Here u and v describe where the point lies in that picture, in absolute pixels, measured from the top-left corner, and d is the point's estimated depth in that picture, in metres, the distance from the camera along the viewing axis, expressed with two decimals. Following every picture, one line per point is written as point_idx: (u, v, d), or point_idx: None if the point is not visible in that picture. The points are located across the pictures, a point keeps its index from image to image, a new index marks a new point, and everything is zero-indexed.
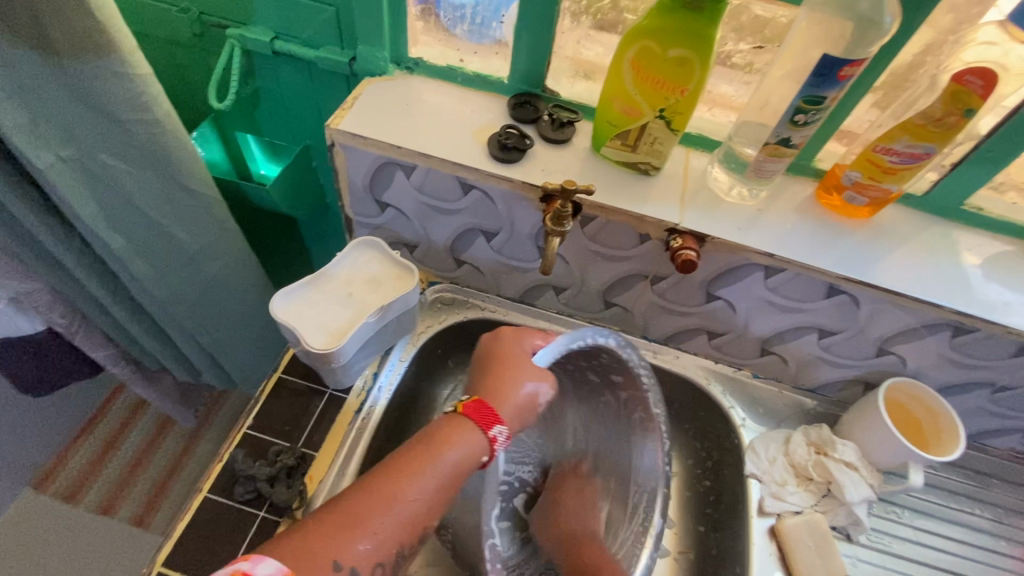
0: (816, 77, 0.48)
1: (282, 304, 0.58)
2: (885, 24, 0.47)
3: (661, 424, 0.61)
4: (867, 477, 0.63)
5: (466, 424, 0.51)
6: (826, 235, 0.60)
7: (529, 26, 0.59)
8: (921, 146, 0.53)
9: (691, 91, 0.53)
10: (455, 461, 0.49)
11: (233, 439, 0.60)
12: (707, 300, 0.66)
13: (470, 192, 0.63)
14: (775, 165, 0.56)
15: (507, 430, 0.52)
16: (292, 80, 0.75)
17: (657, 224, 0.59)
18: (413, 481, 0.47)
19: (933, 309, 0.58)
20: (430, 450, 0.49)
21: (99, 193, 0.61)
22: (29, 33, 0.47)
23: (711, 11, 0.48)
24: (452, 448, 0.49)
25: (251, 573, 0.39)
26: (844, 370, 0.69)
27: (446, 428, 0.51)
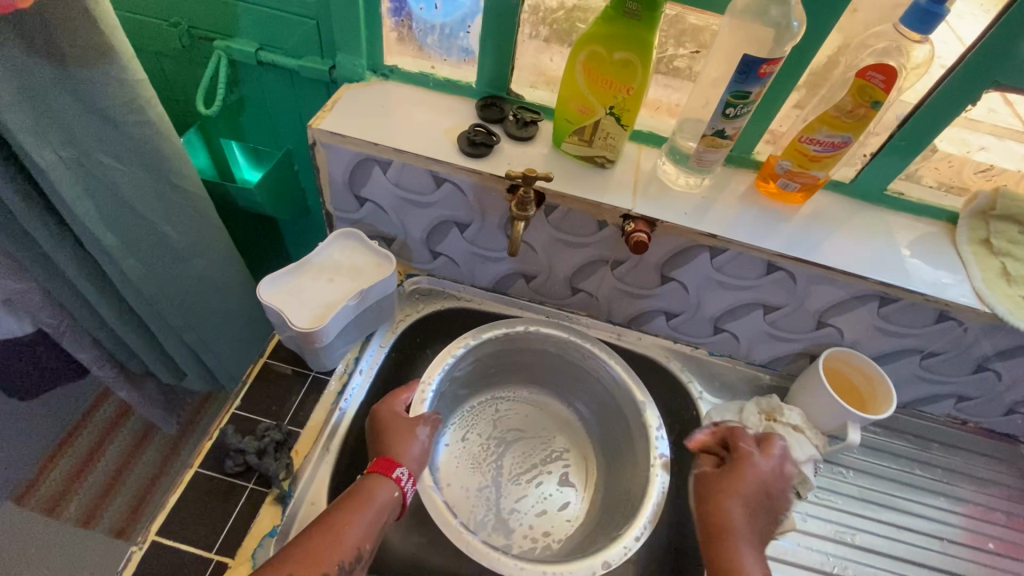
0: (740, 74, 0.55)
1: (268, 289, 0.63)
2: (794, 28, 0.54)
3: (593, 346, 0.77)
4: (812, 438, 0.69)
5: (377, 473, 0.57)
6: (763, 219, 0.67)
7: (491, 34, 0.66)
8: (838, 135, 0.60)
9: (636, 90, 0.59)
10: (381, 502, 0.55)
11: (223, 418, 0.64)
12: (662, 282, 0.73)
13: (443, 185, 0.68)
14: (714, 155, 0.63)
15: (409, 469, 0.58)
16: (275, 88, 0.80)
17: (613, 210, 0.65)
18: (344, 524, 0.52)
19: (859, 280, 0.65)
20: (355, 498, 0.54)
21: (95, 192, 0.65)
22: (41, 42, 0.52)
23: (648, 19, 0.54)
24: (374, 493, 0.55)
25: None
26: (790, 344, 0.75)
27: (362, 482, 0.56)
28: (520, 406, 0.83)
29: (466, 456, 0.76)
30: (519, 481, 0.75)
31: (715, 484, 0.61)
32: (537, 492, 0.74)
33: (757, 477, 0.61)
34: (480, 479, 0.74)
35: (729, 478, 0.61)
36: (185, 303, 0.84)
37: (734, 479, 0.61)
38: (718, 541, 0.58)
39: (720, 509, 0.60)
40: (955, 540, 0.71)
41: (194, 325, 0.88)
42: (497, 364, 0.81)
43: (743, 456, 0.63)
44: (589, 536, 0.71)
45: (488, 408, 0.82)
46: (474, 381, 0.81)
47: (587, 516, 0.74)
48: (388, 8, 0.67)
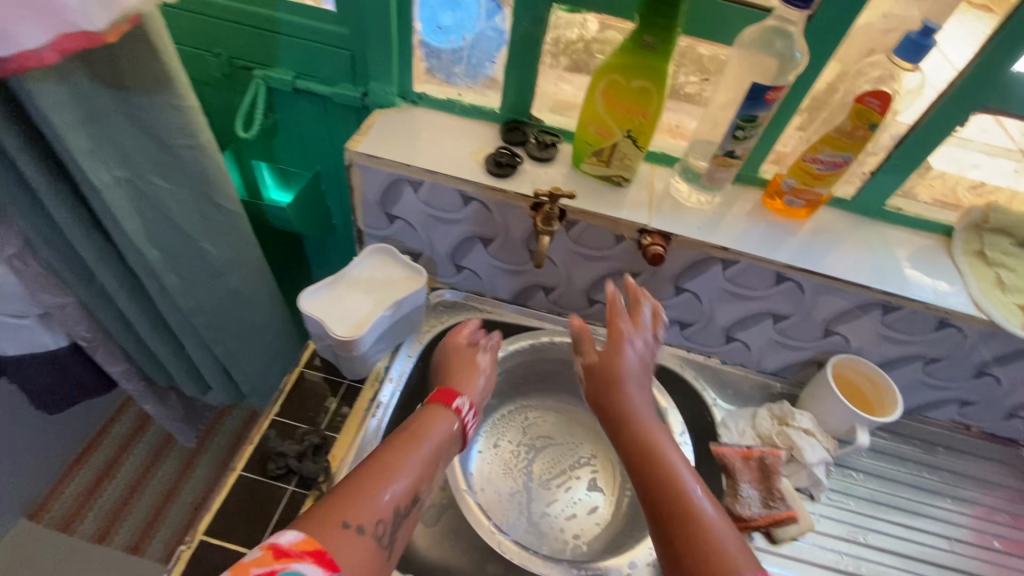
0: (749, 100, 0.60)
1: (308, 301, 0.67)
2: (796, 59, 0.59)
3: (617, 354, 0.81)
4: (823, 441, 0.72)
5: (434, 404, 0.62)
6: (771, 232, 0.72)
7: (515, 64, 0.71)
8: (840, 155, 0.65)
9: (652, 114, 0.64)
10: (436, 434, 0.58)
11: (263, 423, 0.67)
12: (676, 293, 0.77)
13: (470, 203, 0.73)
14: (725, 173, 0.68)
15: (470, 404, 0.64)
16: (308, 114, 0.85)
17: (630, 225, 0.70)
18: (402, 457, 0.54)
19: (863, 290, 0.69)
20: (416, 431, 0.58)
21: (144, 209, 0.70)
22: (105, 73, 0.57)
23: (663, 51, 0.59)
24: (434, 425, 0.59)
25: (278, 542, 0.44)
26: (799, 352, 0.79)
27: (425, 414, 0.60)
28: (547, 415, 0.88)
29: (499, 461, 0.82)
30: (548, 486, 0.80)
31: (621, 407, 0.60)
32: (562, 499, 0.79)
33: (636, 360, 0.63)
34: (512, 485, 0.79)
35: (621, 396, 0.61)
36: (217, 316, 0.88)
37: (630, 390, 0.61)
38: (654, 463, 0.56)
39: (648, 434, 0.59)
40: (962, 539, 0.73)
41: (223, 337, 0.91)
42: (525, 375, 0.86)
43: (608, 369, 0.62)
44: (614, 538, 0.76)
45: (515, 416, 0.87)
46: (505, 390, 0.86)
47: (613, 517, 0.78)
48: (421, 40, 0.73)
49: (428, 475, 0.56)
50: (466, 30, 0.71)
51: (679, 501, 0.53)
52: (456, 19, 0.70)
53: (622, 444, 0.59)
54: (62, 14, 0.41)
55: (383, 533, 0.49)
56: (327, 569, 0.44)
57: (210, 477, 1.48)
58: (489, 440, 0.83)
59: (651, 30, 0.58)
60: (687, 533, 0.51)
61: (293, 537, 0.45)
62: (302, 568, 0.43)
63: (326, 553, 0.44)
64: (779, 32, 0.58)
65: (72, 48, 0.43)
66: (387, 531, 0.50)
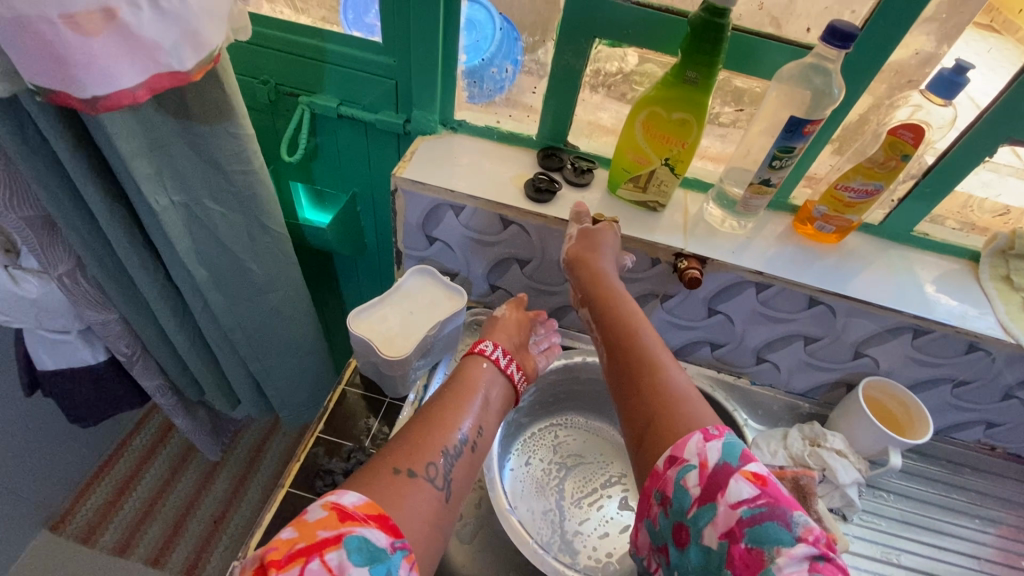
0: (787, 132, 0.62)
1: (355, 321, 0.70)
2: (834, 94, 0.61)
3: None
4: (855, 462, 0.73)
5: (470, 355, 0.66)
6: (802, 256, 0.74)
7: (556, 94, 0.74)
8: (872, 183, 0.67)
9: (690, 144, 0.66)
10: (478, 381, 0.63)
11: (309, 441, 0.68)
12: (709, 314, 0.78)
13: (510, 227, 0.75)
14: (759, 201, 0.70)
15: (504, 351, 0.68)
16: (349, 138, 0.88)
17: (667, 249, 0.72)
18: (453, 411, 0.59)
19: (895, 314, 0.70)
20: (460, 381, 0.62)
21: (195, 231, 0.72)
22: (173, 104, 0.60)
23: (704, 85, 0.62)
24: (473, 373, 0.64)
25: (340, 500, 0.45)
26: (829, 374, 0.80)
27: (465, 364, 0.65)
28: (578, 433, 0.89)
29: (533, 478, 0.83)
30: (580, 505, 0.81)
31: (593, 282, 0.67)
32: (594, 516, 0.80)
33: (611, 241, 0.69)
34: (545, 502, 0.80)
35: (594, 270, 0.66)
36: (254, 333, 0.90)
37: (602, 265, 0.67)
38: (620, 326, 0.64)
39: (611, 302, 0.65)
40: (992, 560, 0.74)
41: (258, 353, 0.94)
42: (557, 393, 0.88)
43: (580, 248, 0.68)
44: None
45: (546, 435, 0.88)
46: (537, 408, 0.87)
47: None
48: (464, 71, 0.76)
49: (480, 421, 0.60)
50: (508, 61, 0.75)
51: (639, 356, 0.60)
52: (473, 40, 0.73)
53: (596, 310, 0.66)
54: (159, 57, 0.44)
55: (437, 476, 0.53)
56: (391, 534, 0.45)
57: (229, 490, 1.48)
58: (521, 458, 0.85)
59: (694, 65, 0.61)
60: (646, 380, 0.58)
61: (356, 499, 0.46)
62: (367, 532, 0.44)
63: (389, 515, 0.47)
64: (816, 69, 0.61)
65: (162, 86, 0.46)
66: (441, 475, 0.53)
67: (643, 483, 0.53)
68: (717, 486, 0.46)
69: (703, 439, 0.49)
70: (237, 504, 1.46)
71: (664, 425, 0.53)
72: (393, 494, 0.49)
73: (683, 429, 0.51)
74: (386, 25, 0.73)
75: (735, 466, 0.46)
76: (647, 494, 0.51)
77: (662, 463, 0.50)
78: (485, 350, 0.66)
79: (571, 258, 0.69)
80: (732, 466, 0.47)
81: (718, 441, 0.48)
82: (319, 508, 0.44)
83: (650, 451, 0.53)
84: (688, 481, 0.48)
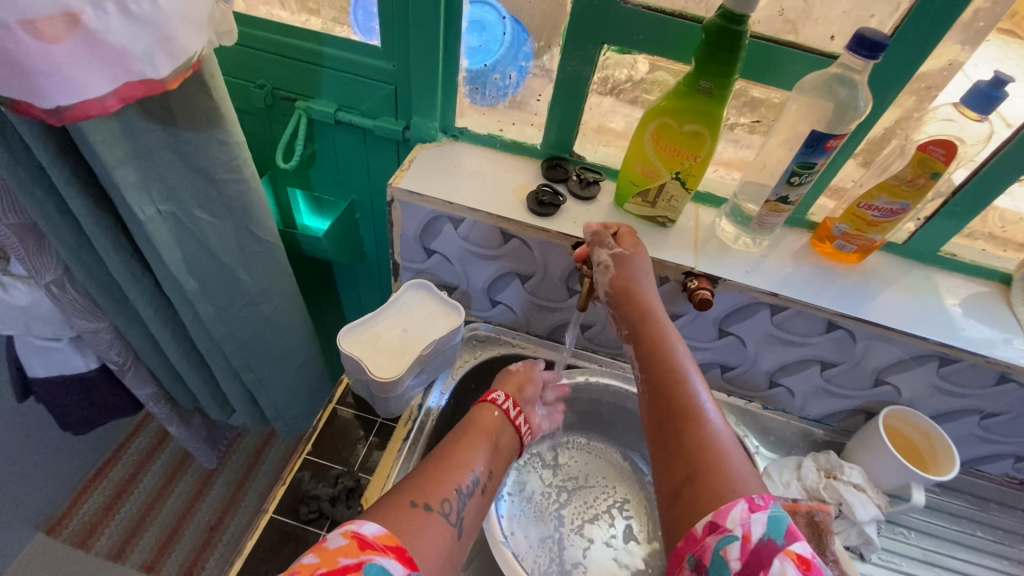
0: (807, 148, 0.58)
1: (346, 339, 0.66)
2: (860, 108, 0.57)
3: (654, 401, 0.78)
4: (875, 497, 0.69)
5: (482, 403, 0.65)
6: (820, 277, 0.70)
7: (561, 102, 0.70)
8: (897, 202, 0.63)
9: (703, 157, 0.62)
10: (489, 427, 0.62)
11: (295, 464, 0.65)
12: (720, 336, 0.74)
13: (510, 241, 0.72)
14: (776, 219, 0.66)
15: (511, 397, 0.65)
16: (347, 145, 0.86)
17: (676, 268, 0.67)
18: (468, 452, 0.58)
19: (921, 341, 0.66)
20: (470, 428, 0.61)
21: (184, 241, 0.69)
22: (157, 111, 0.57)
23: (719, 96, 0.58)
24: (483, 421, 0.62)
25: (360, 530, 0.44)
26: (847, 401, 0.76)
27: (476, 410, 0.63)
28: (579, 456, 0.85)
29: (532, 502, 0.78)
30: (581, 534, 0.76)
31: (636, 314, 0.61)
32: (595, 546, 0.76)
33: (649, 269, 0.64)
34: (544, 530, 0.76)
35: (639, 302, 0.62)
36: (247, 344, 0.87)
37: (646, 298, 0.62)
38: (663, 365, 0.58)
39: (655, 338, 0.60)
40: None
41: (252, 364, 0.91)
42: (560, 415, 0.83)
43: (622, 276, 0.63)
44: None
45: (545, 455, 0.83)
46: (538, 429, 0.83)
47: (648, 567, 0.75)
48: (466, 77, 0.73)
49: (491, 465, 0.59)
50: (512, 67, 0.71)
51: (682, 400, 0.55)
52: (482, 42, 0.70)
53: (636, 344, 0.61)
54: (131, 64, 0.42)
55: (452, 511, 0.52)
56: (406, 566, 0.44)
57: (226, 496, 1.46)
58: (519, 480, 0.79)
59: (708, 75, 0.57)
60: (688, 430, 0.53)
61: (375, 530, 0.45)
62: (385, 562, 0.43)
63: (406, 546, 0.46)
64: (841, 80, 0.57)
65: (133, 96, 0.44)
66: (456, 510, 0.52)
67: (675, 542, 0.47)
68: (760, 564, 0.41)
69: (748, 509, 0.44)
70: (234, 511, 1.44)
71: (706, 483, 0.48)
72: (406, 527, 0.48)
73: (727, 493, 0.46)
74: (385, 28, 0.70)
75: (780, 544, 0.41)
76: (679, 557, 0.46)
77: (701, 527, 0.45)
78: (497, 399, 0.65)
79: (609, 281, 0.63)
80: (777, 543, 0.41)
81: (763, 514, 0.43)
82: (340, 536, 0.43)
83: (688, 510, 0.47)
84: (729, 553, 0.42)
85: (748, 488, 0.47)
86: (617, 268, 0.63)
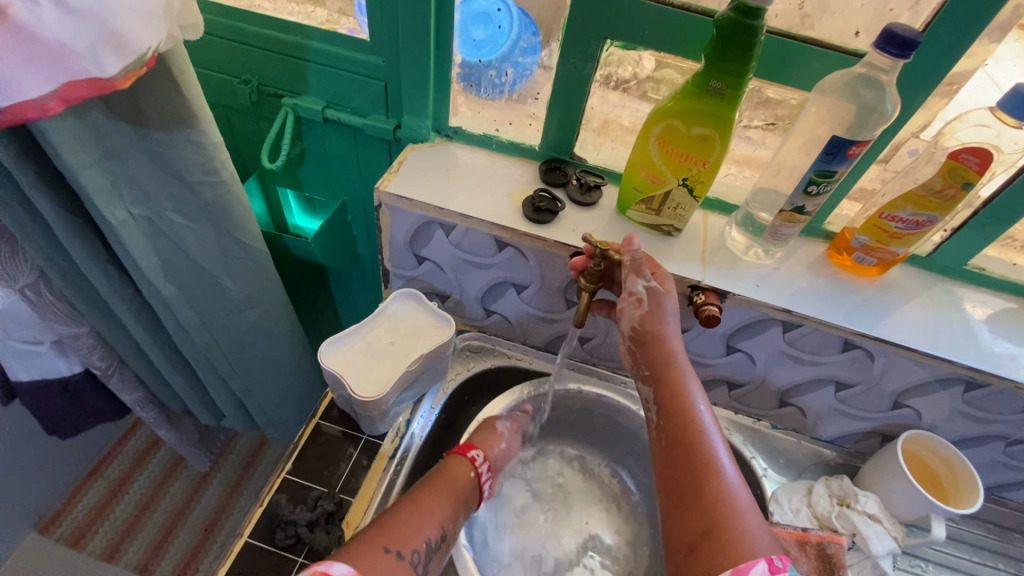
0: (826, 155, 0.53)
1: (328, 354, 0.63)
2: (887, 111, 0.52)
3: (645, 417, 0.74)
4: (891, 529, 0.64)
5: (455, 455, 0.63)
6: (835, 291, 0.65)
7: (561, 101, 0.66)
8: (924, 214, 0.58)
9: (712, 163, 0.57)
10: (462, 482, 0.60)
11: (273, 484, 0.62)
12: (727, 353, 0.70)
13: (505, 249, 0.67)
14: (790, 230, 0.62)
15: (483, 454, 0.63)
16: (336, 144, 0.82)
17: (682, 281, 0.63)
18: (440, 503, 0.56)
19: (945, 364, 0.61)
20: (444, 478, 0.59)
21: (160, 246, 0.66)
22: (123, 110, 0.53)
23: (731, 97, 0.53)
24: (458, 474, 0.60)
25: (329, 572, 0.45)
26: (862, 422, 0.71)
27: (450, 461, 0.62)
28: (568, 468, 0.80)
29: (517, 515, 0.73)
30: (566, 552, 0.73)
31: (659, 355, 0.58)
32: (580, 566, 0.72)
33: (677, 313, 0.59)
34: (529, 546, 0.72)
35: (665, 344, 0.58)
36: (232, 351, 0.84)
37: (672, 339, 0.58)
38: (682, 408, 0.55)
39: (676, 382, 0.56)
40: None
41: (238, 371, 0.88)
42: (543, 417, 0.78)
43: (653, 315, 0.58)
44: None
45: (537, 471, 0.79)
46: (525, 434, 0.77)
47: None
48: (459, 74, 0.69)
49: (456, 518, 0.57)
50: (508, 64, 0.66)
51: (701, 450, 0.52)
52: (490, 33, 0.64)
53: (654, 385, 0.57)
54: (72, 63, 0.39)
55: (419, 562, 0.51)
56: None
57: (220, 499, 1.39)
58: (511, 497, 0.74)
59: (719, 74, 0.52)
60: (707, 480, 0.50)
61: (344, 570, 0.46)
62: None
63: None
64: (866, 81, 0.52)
65: (77, 96, 0.41)
66: (423, 563, 0.52)
67: None
68: None
69: (769, 571, 0.43)
70: (229, 511, 1.38)
71: (723, 542, 0.46)
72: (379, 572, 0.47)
73: (744, 550, 0.45)
74: (374, 21, 0.65)
75: None
76: None
77: None
78: (474, 459, 0.62)
79: (637, 318, 0.59)
80: None
81: None
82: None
83: (702, 566, 0.46)
84: None
85: (763, 544, 0.46)
86: (649, 305, 0.58)
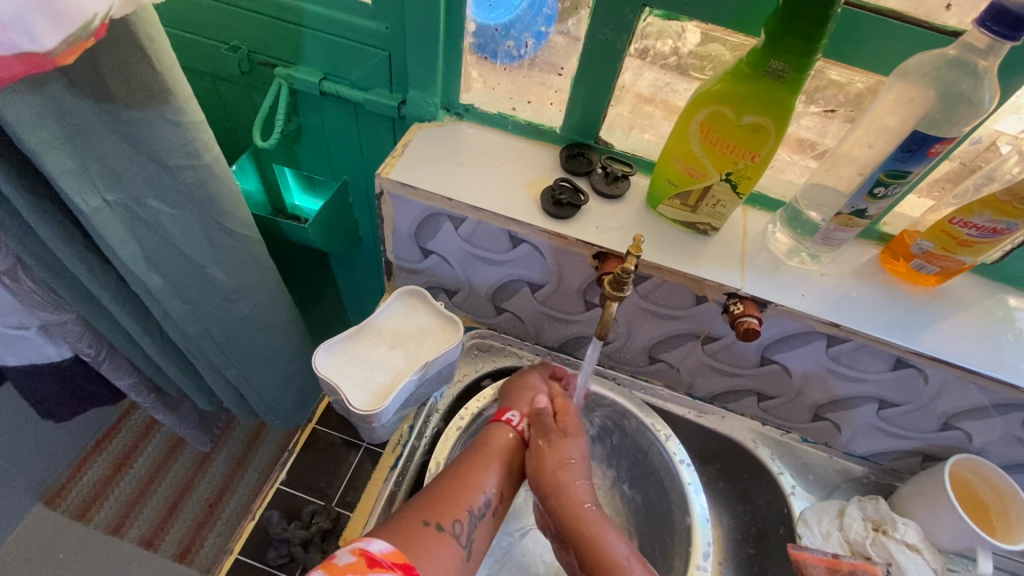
0: (902, 152, 0.46)
1: (324, 359, 0.58)
2: (983, 103, 0.45)
3: (650, 422, 0.67)
4: (931, 560, 0.59)
5: (494, 423, 0.61)
6: (888, 302, 0.58)
7: (588, 78, 0.58)
8: (1003, 221, 0.50)
9: (763, 158, 0.50)
10: (500, 447, 0.59)
11: (267, 495, 0.58)
12: (761, 363, 0.64)
13: (520, 245, 0.61)
14: (845, 235, 0.55)
15: (518, 411, 0.61)
16: (336, 118, 0.74)
17: (717, 288, 0.56)
18: (483, 472, 0.55)
19: (1009, 389, 0.55)
20: (485, 449, 0.58)
21: (142, 236, 0.60)
22: (88, 86, 0.47)
23: (792, 81, 0.45)
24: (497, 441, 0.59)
25: (368, 549, 0.44)
26: (904, 441, 0.66)
27: (491, 427, 0.60)
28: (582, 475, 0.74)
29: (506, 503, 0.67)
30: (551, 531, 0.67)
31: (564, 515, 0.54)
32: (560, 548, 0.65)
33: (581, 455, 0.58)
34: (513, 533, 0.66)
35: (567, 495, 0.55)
36: (227, 341, 0.79)
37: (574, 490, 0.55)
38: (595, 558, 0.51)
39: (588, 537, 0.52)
40: None
41: (234, 361, 0.82)
42: None
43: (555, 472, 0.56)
44: None
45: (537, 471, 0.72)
46: None
47: None
48: (473, 44, 0.61)
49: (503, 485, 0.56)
50: (529, 34, 0.58)
51: None
52: None
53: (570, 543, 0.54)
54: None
55: (462, 533, 0.51)
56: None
57: (223, 477, 1.34)
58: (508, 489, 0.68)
59: (780, 53, 0.44)
60: None
61: (383, 547, 0.45)
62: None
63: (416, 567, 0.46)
64: (958, 66, 0.44)
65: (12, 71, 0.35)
66: (467, 532, 0.51)
67: None
68: None
69: None
70: (233, 489, 1.33)
71: None
72: (421, 548, 0.47)
73: None
74: None
75: None
76: None
77: None
78: (511, 420, 0.61)
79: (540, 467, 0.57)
80: None
81: None
82: (347, 553, 0.43)
83: None
84: None
85: None
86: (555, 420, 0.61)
